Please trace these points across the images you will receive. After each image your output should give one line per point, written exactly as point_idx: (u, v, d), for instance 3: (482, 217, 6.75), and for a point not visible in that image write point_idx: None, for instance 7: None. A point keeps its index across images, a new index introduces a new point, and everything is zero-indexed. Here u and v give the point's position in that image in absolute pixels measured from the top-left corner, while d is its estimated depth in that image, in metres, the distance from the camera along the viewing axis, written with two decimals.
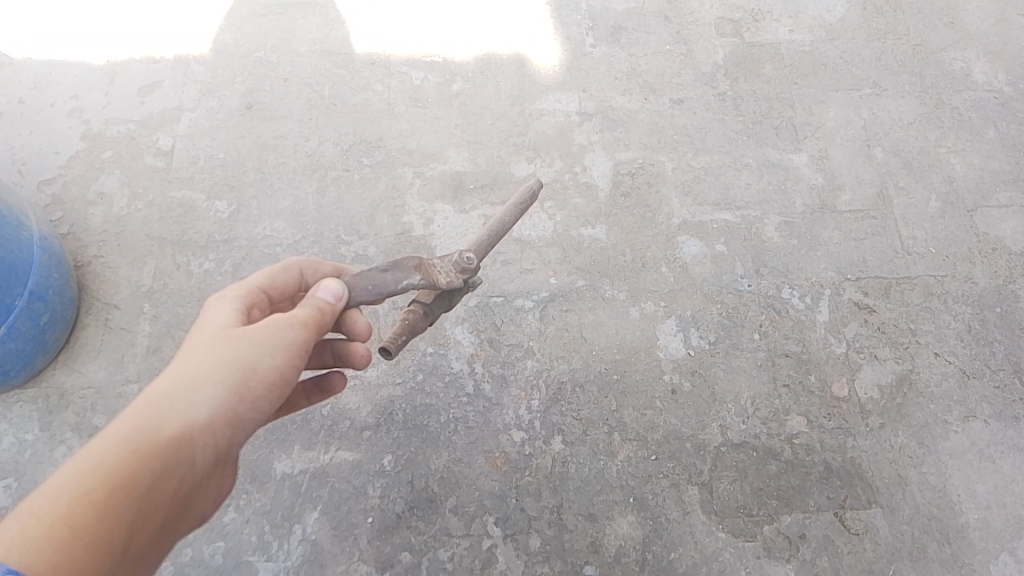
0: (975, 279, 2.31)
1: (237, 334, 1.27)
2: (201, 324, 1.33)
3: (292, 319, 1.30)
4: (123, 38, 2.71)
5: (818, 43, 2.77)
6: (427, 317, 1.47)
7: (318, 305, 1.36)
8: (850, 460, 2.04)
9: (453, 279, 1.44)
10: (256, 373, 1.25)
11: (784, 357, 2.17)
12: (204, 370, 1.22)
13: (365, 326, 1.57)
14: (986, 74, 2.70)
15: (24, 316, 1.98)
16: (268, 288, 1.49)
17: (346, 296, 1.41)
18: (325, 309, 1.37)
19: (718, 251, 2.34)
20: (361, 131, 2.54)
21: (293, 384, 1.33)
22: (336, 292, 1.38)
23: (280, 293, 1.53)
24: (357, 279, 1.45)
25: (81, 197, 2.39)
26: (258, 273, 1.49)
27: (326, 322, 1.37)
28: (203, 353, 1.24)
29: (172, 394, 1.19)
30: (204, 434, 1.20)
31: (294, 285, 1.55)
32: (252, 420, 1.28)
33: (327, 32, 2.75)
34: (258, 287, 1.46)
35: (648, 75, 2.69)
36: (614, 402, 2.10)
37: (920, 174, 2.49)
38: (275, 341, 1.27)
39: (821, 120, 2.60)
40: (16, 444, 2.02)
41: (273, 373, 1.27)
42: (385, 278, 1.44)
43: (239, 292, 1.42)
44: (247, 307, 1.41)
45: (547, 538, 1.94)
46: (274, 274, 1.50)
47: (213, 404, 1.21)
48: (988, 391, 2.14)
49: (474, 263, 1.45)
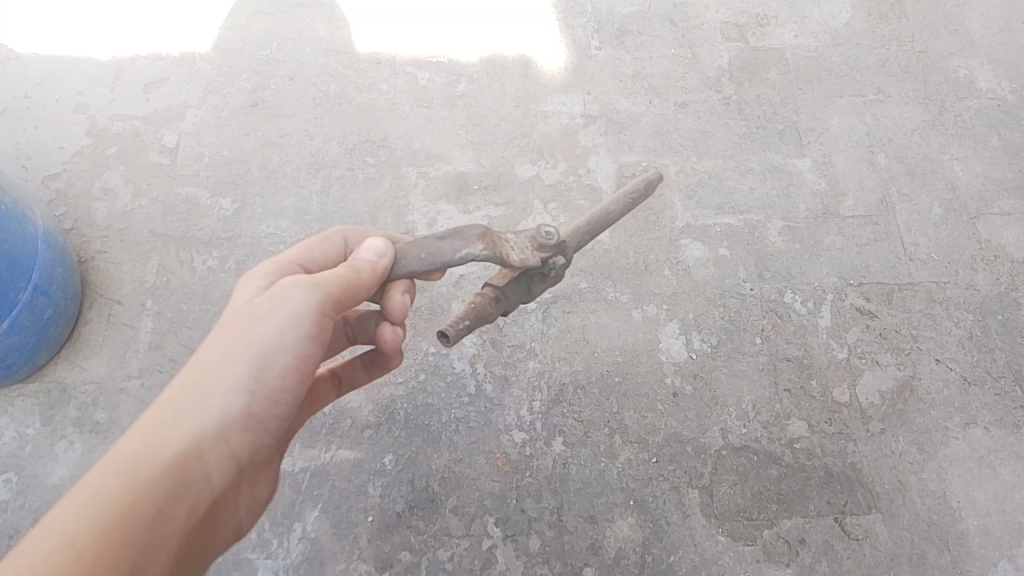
0: (977, 287, 2.31)
1: (247, 315, 1.27)
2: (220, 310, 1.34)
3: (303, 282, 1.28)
4: (129, 34, 2.71)
5: (823, 48, 2.77)
6: (497, 303, 1.36)
7: (355, 267, 1.32)
8: (851, 466, 2.04)
9: (527, 256, 1.32)
10: (270, 366, 1.27)
11: (786, 362, 2.17)
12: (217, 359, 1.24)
13: (399, 307, 1.46)
14: (989, 82, 2.71)
15: (28, 310, 1.99)
16: (304, 263, 1.46)
17: (390, 254, 1.37)
18: (364, 266, 1.33)
19: (721, 255, 2.34)
20: (366, 130, 2.55)
21: (312, 360, 1.34)
22: (378, 251, 1.36)
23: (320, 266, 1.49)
24: (413, 249, 1.36)
25: (86, 192, 2.40)
26: (292, 248, 1.47)
27: (354, 283, 1.31)
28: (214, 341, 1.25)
29: (189, 396, 1.21)
30: (219, 429, 1.22)
31: (337, 255, 1.52)
32: (270, 406, 1.30)
33: (333, 31, 2.76)
34: (289, 259, 1.44)
35: (653, 79, 2.69)
36: (615, 404, 2.10)
37: (922, 181, 2.50)
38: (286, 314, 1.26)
39: (825, 125, 2.60)
40: (18, 438, 2.02)
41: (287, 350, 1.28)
42: (443, 247, 1.32)
43: (269, 272, 1.40)
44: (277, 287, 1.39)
45: (547, 539, 1.94)
46: (310, 247, 1.48)
47: (226, 396, 1.23)
48: (989, 399, 2.14)
49: (551, 238, 1.33)
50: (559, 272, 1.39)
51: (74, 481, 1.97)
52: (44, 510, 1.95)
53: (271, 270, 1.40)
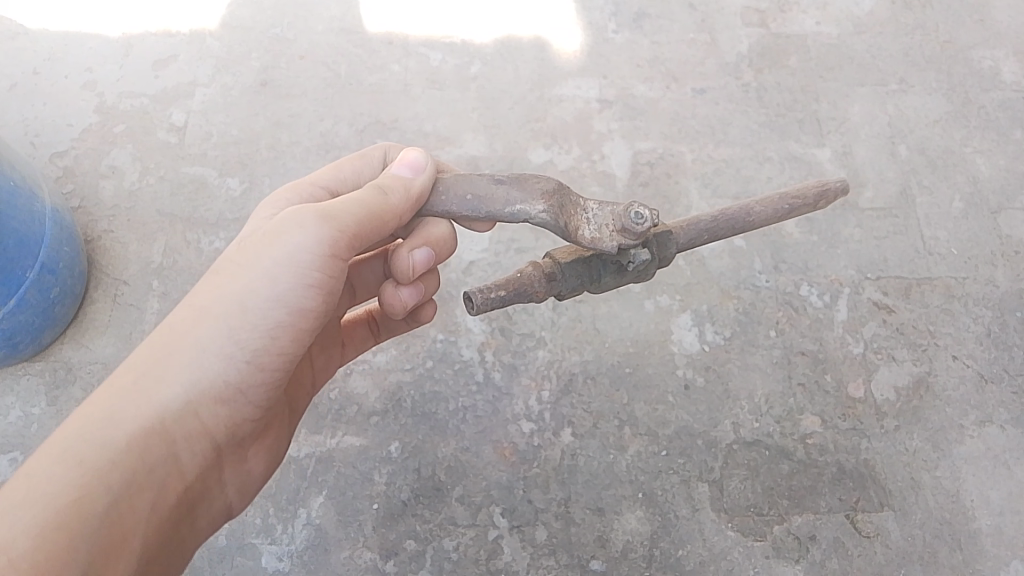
0: (997, 283, 2.26)
1: (234, 265, 1.20)
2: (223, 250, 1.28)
3: (303, 219, 1.19)
4: (139, 11, 2.67)
5: (846, 36, 2.71)
6: (550, 281, 1.31)
7: (379, 188, 1.25)
8: (863, 462, 2.01)
9: (598, 238, 1.26)
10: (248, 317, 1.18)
11: (800, 355, 2.13)
12: (198, 315, 1.18)
13: (405, 267, 1.33)
14: (1015, 73, 2.64)
15: (35, 288, 1.97)
16: (335, 188, 1.38)
17: (426, 174, 1.29)
18: (389, 188, 1.25)
19: (737, 245, 2.29)
20: (376, 112, 2.51)
21: (310, 316, 1.24)
22: (413, 166, 1.28)
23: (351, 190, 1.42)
24: (461, 185, 1.29)
25: (93, 171, 2.37)
26: (319, 170, 1.39)
27: (356, 211, 1.21)
28: (198, 294, 1.19)
29: (154, 355, 1.16)
30: (191, 387, 1.17)
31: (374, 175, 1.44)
32: (256, 371, 1.22)
33: (344, 10, 2.71)
34: (315, 185, 1.36)
35: (670, 64, 2.63)
36: (625, 396, 2.07)
37: (944, 173, 2.44)
38: (280, 260, 1.18)
39: (845, 115, 2.54)
40: (23, 418, 2.01)
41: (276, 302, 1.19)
42: (498, 193, 1.25)
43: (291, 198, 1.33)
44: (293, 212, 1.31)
45: (554, 530, 1.92)
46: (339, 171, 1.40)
47: (198, 354, 1.17)
48: (1006, 397, 2.10)
49: (637, 227, 1.23)
50: (637, 268, 1.31)
51: None
52: None
53: (289, 197, 1.33)
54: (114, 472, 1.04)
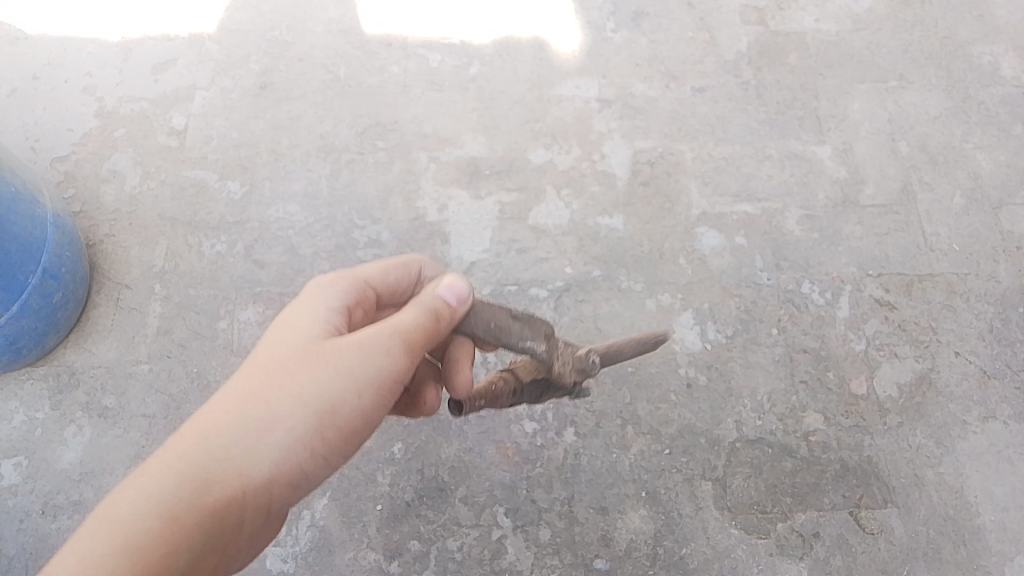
0: (999, 278, 2.26)
1: (317, 360, 1.19)
2: (283, 332, 1.24)
3: (390, 344, 1.21)
4: (138, 15, 2.67)
5: (845, 33, 2.70)
6: (512, 394, 1.40)
7: (436, 311, 1.28)
8: (867, 459, 2.01)
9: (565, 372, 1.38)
10: (334, 416, 1.18)
11: (802, 353, 2.13)
12: (280, 405, 1.16)
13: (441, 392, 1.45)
14: (1015, 69, 2.64)
15: (37, 293, 1.97)
16: (377, 282, 1.41)
17: (466, 300, 1.33)
18: (443, 312, 1.29)
19: (737, 244, 2.29)
20: (376, 114, 2.51)
21: (375, 425, 1.27)
22: (458, 293, 1.31)
23: (389, 291, 1.44)
24: (485, 309, 1.38)
25: (94, 175, 2.37)
26: (369, 265, 1.41)
27: (428, 336, 1.27)
28: (278, 382, 1.17)
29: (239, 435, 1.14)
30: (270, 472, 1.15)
31: (408, 283, 1.47)
32: (323, 467, 1.22)
33: (343, 12, 2.71)
34: (363, 283, 1.37)
35: (670, 63, 2.63)
36: (628, 395, 2.07)
37: (944, 170, 2.44)
38: (369, 375, 1.20)
39: (845, 112, 2.54)
40: (27, 422, 2.02)
41: (357, 411, 1.21)
42: (514, 327, 1.37)
43: (348, 292, 1.34)
44: (350, 308, 1.33)
45: (558, 530, 1.92)
46: (386, 270, 1.42)
47: (280, 443, 1.16)
48: (1009, 392, 2.10)
49: (592, 368, 1.39)
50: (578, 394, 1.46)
51: (83, 467, 1.97)
52: (53, 494, 1.94)
53: (349, 291, 1.34)
54: (183, 550, 1.05)
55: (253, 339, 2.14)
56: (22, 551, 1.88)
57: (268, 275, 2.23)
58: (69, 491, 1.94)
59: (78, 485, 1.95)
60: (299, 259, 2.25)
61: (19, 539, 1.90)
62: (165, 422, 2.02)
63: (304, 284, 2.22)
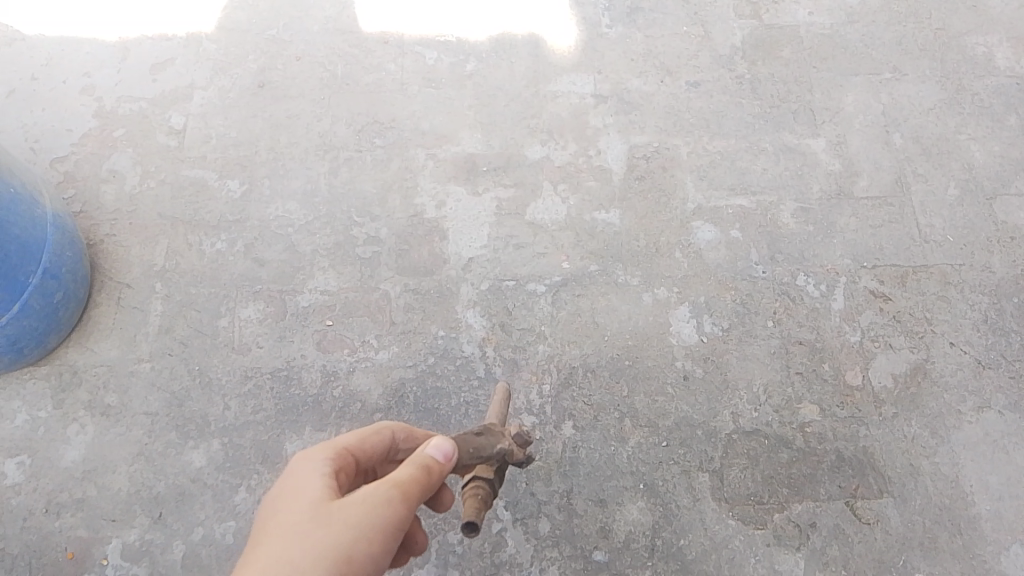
0: (993, 269, 2.28)
1: (324, 522, 1.20)
2: (285, 502, 1.26)
3: (390, 494, 1.22)
4: (135, 15, 2.69)
5: (839, 26, 2.72)
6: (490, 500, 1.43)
7: (424, 463, 1.28)
8: (862, 450, 2.03)
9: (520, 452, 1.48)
10: (351, 564, 1.17)
11: (798, 345, 2.15)
12: (292, 568, 1.15)
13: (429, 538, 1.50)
14: (1008, 60, 2.65)
15: (38, 293, 1.99)
16: (356, 450, 1.41)
17: (453, 456, 1.33)
18: (433, 466, 1.29)
19: (733, 237, 2.31)
20: (373, 111, 2.52)
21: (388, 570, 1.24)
22: (446, 451, 1.31)
23: (366, 459, 1.44)
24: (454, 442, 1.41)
25: (93, 175, 2.39)
26: (346, 434, 1.43)
27: (428, 486, 1.28)
28: (284, 549, 1.17)
29: None
30: None
31: (382, 451, 1.47)
32: None
33: (340, 10, 2.72)
34: (346, 448, 1.40)
35: (664, 57, 2.65)
36: (625, 388, 2.09)
37: (938, 161, 2.45)
38: (374, 525, 1.20)
39: (839, 105, 2.55)
40: (30, 421, 2.04)
41: (371, 562, 1.20)
42: (480, 441, 1.44)
43: (330, 457, 1.35)
44: (335, 474, 1.34)
45: (557, 522, 1.94)
46: (363, 436, 1.43)
47: None
48: (1003, 382, 2.12)
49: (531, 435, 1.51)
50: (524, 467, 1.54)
51: (87, 464, 1.99)
52: (57, 492, 1.96)
53: (332, 461, 1.35)
54: None
55: (254, 337, 2.15)
56: (27, 549, 1.90)
57: (268, 273, 2.25)
58: (73, 489, 1.96)
59: (82, 483, 1.97)
60: (298, 257, 2.27)
61: (24, 537, 1.91)
62: (167, 419, 2.04)
63: (304, 281, 2.24)
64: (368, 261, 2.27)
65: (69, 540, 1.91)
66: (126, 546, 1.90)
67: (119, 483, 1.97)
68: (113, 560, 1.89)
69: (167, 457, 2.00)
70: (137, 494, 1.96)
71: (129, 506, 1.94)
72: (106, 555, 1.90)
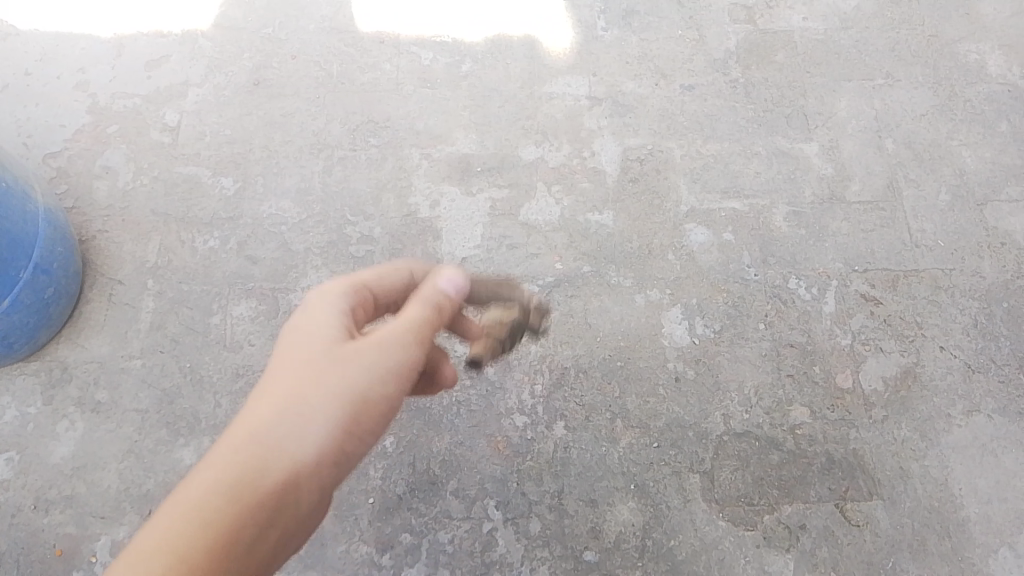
0: (983, 274, 2.29)
1: (342, 350, 1.20)
2: (297, 328, 1.25)
3: (408, 338, 1.24)
4: (131, 11, 2.68)
5: (832, 31, 2.74)
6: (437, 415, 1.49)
7: (436, 301, 1.32)
8: (852, 452, 2.04)
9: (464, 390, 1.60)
10: (365, 403, 1.19)
11: (789, 347, 2.16)
12: (307, 404, 1.16)
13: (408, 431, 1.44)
14: (1000, 67, 2.67)
15: (28, 288, 1.98)
16: (374, 287, 1.43)
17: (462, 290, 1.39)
18: (444, 302, 1.33)
19: (726, 240, 2.32)
20: (368, 110, 2.52)
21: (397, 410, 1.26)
22: (457, 284, 1.37)
23: (383, 296, 1.47)
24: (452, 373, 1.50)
25: (86, 171, 2.38)
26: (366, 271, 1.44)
27: (436, 328, 1.31)
28: (301, 370, 1.18)
29: (277, 423, 1.13)
30: (313, 462, 1.15)
31: (402, 287, 1.48)
32: (360, 443, 1.21)
33: (336, 10, 2.73)
34: (364, 283, 1.40)
35: (659, 61, 2.66)
36: (617, 388, 2.09)
37: (930, 166, 2.47)
38: (384, 368, 1.21)
39: (832, 109, 2.57)
40: (19, 417, 2.03)
41: (386, 400, 1.22)
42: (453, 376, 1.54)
43: (346, 290, 1.35)
44: (352, 310, 1.34)
45: (548, 522, 1.94)
46: (382, 272, 1.45)
47: (319, 426, 1.15)
48: (992, 386, 2.13)
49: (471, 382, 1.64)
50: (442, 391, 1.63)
51: (76, 461, 1.98)
52: (45, 488, 1.95)
53: (347, 292, 1.35)
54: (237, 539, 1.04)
55: (246, 334, 2.15)
56: (15, 545, 1.89)
57: (261, 271, 2.24)
58: (61, 486, 1.95)
59: (71, 480, 1.96)
60: (292, 255, 2.27)
61: (11, 533, 1.90)
62: (157, 416, 2.04)
63: (297, 279, 2.23)
64: (362, 260, 2.27)
65: (57, 537, 1.90)
66: (114, 543, 1.89)
67: (109, 480, 1.96)
68: (101, 558, 1.88)
69: (157, 454, 1.99)
70: (127, 491, 1.95)
71: (118, 503, 1.94)
72: (94, 552, 1.89)
